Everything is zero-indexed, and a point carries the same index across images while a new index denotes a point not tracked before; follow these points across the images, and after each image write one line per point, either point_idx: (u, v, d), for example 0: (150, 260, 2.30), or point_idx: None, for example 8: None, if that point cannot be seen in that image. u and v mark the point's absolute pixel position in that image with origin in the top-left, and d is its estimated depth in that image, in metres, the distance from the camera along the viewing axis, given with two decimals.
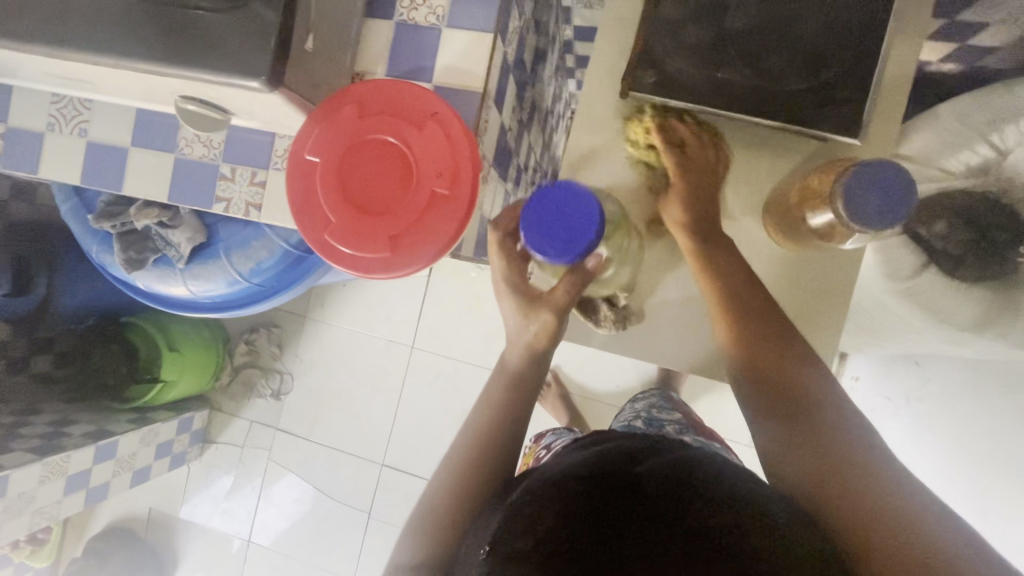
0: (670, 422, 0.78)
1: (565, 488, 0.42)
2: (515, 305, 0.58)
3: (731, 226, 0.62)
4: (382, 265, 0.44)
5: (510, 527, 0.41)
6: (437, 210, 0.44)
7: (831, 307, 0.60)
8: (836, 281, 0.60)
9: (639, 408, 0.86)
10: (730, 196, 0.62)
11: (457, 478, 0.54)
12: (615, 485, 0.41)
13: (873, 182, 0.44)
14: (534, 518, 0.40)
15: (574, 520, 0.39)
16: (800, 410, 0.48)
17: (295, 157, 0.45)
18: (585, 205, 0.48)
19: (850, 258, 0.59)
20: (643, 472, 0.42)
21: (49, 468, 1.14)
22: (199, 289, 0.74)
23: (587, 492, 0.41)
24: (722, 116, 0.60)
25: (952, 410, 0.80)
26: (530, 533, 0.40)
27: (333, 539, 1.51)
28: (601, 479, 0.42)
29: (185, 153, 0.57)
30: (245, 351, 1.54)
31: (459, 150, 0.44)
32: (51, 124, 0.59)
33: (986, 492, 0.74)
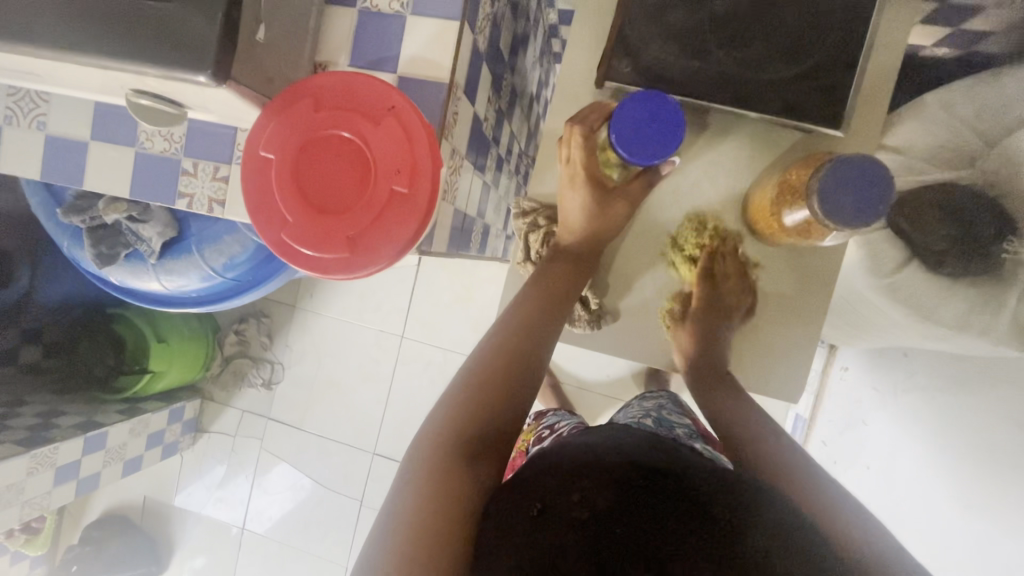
0: (680, 425, 0.75)
1: (626, 475, 0.44)
2: (590, 196, 0.57)
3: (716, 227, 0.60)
4: (340, 266, 0.42)
5: (561, 501, 0.42)
6: (396, 210, 0.42)
7: (802, 322, 0.59)
8: (807, 303, 0.59)
9: (648, 407, 0.82)
10: (711, 201, 0.60)
11: (492, 361, 0.53)
12: (670, 482, 0.44)
13: (845, 174, 0.42)
14: (591, 497, 0.42)
15: (629, 501, 0.41)
16: (787, 461, 0.51)
17: (250, 152, 0.43)
18: (619, 118, 0.47)
19: (833, 254, 0.57)
20: (710, 488, 0.44)
21: (37, 460, 1.13)
22: (173, 284, 0.73)
23: (647, 485, 0.43)
24: (717, 111, 0.57)
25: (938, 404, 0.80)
26: (589, 507, 0.41)
27: (326, 527, 1.52)
28: (657, 475, 0.44)
29: (145, 147, 0.55)
30: (235, 342, 1.53)
31: (417, 148, 0.42)
32: (7, 117, 0.57)
33: (971, 485, 0.74)
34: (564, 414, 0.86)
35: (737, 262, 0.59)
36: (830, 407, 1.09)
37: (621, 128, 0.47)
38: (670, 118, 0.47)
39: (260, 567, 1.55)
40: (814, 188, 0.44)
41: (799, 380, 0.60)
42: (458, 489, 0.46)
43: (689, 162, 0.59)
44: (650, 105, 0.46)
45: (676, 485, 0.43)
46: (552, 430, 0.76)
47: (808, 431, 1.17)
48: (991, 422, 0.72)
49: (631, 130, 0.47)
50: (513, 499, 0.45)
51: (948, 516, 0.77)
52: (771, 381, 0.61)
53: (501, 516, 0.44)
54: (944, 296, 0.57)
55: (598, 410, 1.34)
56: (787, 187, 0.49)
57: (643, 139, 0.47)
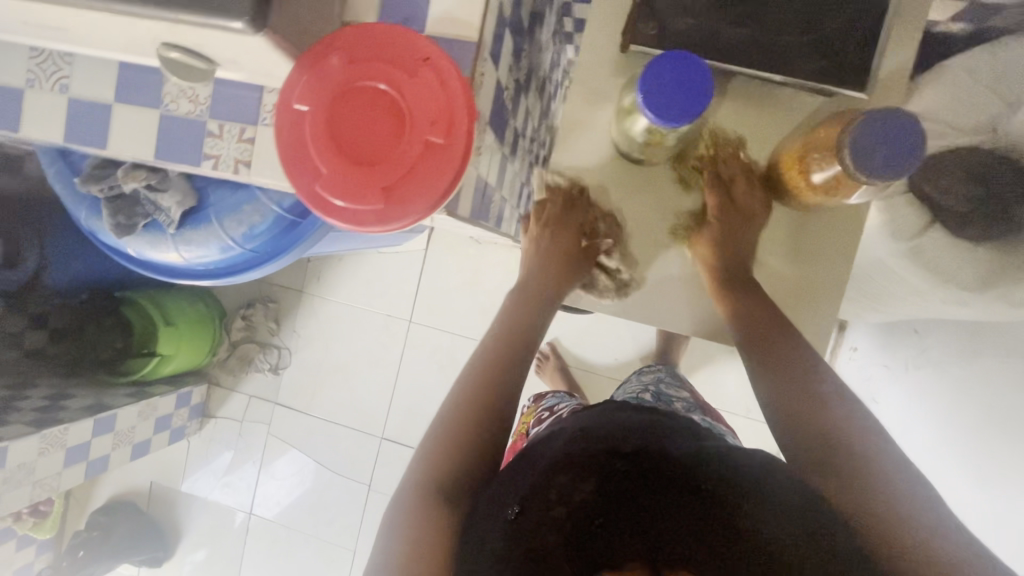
0: (678, 398, 0.81)
1: (599, 463, 0.53)
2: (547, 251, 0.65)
3: (735, 167, 0.59)
4: (375, 218, 0.42)
5: (542, 496, 0.51)
6: (433, 159, 0.42)
7: (840, 237, 0.58)
8: (830, 222, 0.58)
9: (646, 380, 0.87)
10: (732, 143, 0.60)
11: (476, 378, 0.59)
12: (644, 458, 0.53)
13: (883, 130, 0.43)
14: (571, 488, 0.52)
15: None
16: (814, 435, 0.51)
17: (283, 105, 0.43)
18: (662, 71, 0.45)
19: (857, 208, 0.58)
20: None
21: (47, 441, 1.13)
22: (191, 255, 0.73)
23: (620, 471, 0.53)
24: (744, 77, 0.57)
25: (948, 376, 0.81)
26: (564, 504, 0.51)
27: (334, 511, 1.53)
28: (628, 455, 0.54)
29: (170, 109, 0.55)
30: (241, 327, 1.53)
31: (453, 100, 0.42)
32: (30, 80, 0.57)
33: (984, 454, 0.75)
34: (564, 395, 0.91)
35: (754, 183, 0.59)
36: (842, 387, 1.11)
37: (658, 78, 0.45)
38: (694, 91, 0.45)
39: (267, 552, 1.55)
40: (844, 142, 0.44)
41: (830, 314, 0.60)
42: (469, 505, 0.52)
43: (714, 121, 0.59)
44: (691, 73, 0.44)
45: (648, 466, 0.53)
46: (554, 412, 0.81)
47: None
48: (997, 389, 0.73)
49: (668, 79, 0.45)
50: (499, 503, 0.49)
51: (961, 486, 0.78)
52: (804, 317, 0.60)
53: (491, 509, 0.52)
54: (960, 259, 0.57)
55: (606, 393, 1.35)
56: (816, 145, 0.49)
57: (672, 102, 0.45)
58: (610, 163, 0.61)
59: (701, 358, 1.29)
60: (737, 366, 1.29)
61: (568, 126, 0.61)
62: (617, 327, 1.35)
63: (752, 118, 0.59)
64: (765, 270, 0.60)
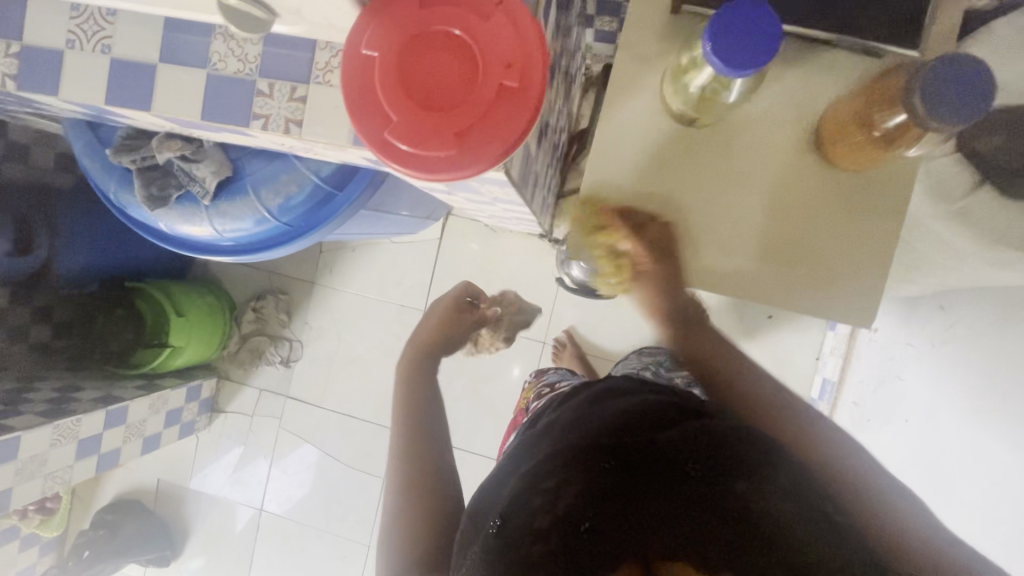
0: None
1: (582, 466, 0.55)
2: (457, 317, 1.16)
3: (733, 170, 0.59)
4: (447, 163, 0.42)
5: (527, 507, 0.54)
6: (508, 102, 0.42)
7: (874, 247, 0.58)
8: (842, 242, 0.58)
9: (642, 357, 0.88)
10: (724, 146, 0.59)
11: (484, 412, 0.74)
12: (626, 455, 0.55)
13: (955, 74, 0.43)
14: (556, 497, 0.54)
15: (592, 496, 0.54)
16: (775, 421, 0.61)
17: (352, 52, 0.42)
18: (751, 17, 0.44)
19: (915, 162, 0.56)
20: (672, 455, 0.54)
21: (59, 432, 1.09)
22: (225, 228, 0.72)
23: (608, 469, 0.55)
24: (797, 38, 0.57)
25: (979, 347, 0.81)
26: (549, 514, 0.53)
27: (348, 506, 1.50)
28: (615, 450, 0.55)
29: (217, 69, 0.53)
30: (252, 319, 1.50)
31: (526, 43, 0.41)
32: (70, 42, 0.55)
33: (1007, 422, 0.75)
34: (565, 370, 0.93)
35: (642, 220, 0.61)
36: (861, 371, 1.11)
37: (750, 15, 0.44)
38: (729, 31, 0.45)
39: (279, 549, 1.52)
40: (916, 87, 0.45)
41: (878, 291, 0.59)
42: (474, 505, 0.62)
43: (698, 132, 0.59)
44: (747, 35, 0.44)
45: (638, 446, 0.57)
46: (555, 388, 0.83)
47: (836, 395, 1.19)
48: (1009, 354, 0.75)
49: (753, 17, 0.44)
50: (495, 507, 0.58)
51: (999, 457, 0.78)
52: (837, 315, 0.60)
53: (479, 522, 0.59)
54: (1009, 217, 0.57)
55: None
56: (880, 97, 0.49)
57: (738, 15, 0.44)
58: (633, 157, 0.61)
59: None
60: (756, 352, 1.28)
61: (614, 93, 0.60)
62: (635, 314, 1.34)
63: (682, 158, 0.60)
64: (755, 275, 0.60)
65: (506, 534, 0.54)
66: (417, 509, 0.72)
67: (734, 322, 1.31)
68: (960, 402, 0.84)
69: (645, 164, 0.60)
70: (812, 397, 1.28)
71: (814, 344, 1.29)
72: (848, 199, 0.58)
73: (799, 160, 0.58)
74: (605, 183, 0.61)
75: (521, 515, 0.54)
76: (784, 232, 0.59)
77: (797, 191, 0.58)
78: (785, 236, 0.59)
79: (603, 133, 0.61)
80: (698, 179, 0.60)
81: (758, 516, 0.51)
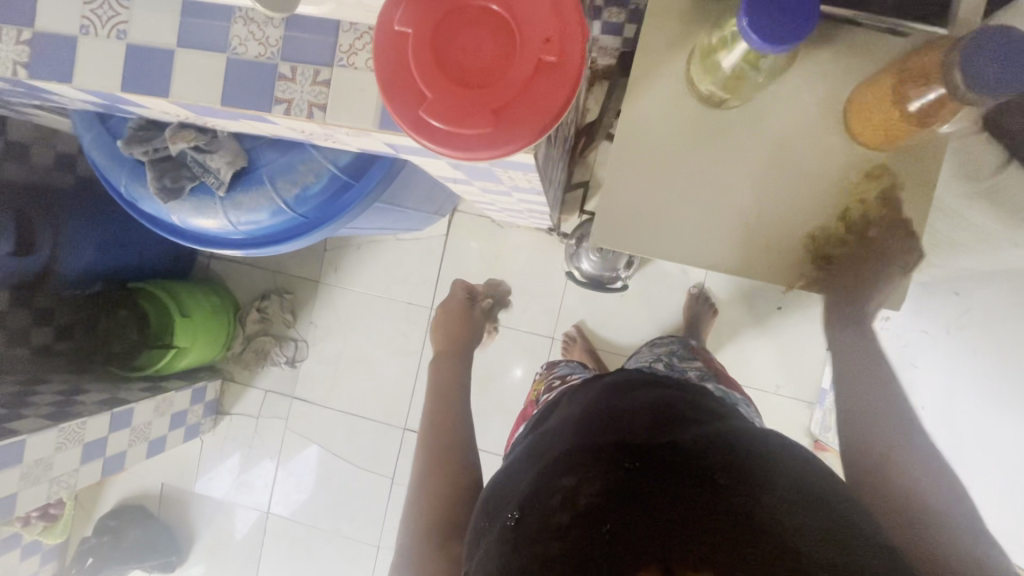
0: (692, 368, 0.81)
1: (604, 463, 0.50)
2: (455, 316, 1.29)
3: (764, 153, 0.59)
4: (483, 142, 0.41)
5: (544, 502, 0.49)
6: (545, 79, 0.41)
7: (902, 237, 0.58)
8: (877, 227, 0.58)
9: (655, 352, 0.87)
10: (754, 130, 0.58)
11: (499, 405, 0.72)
12: (650, 454, 0.50)
13: (996, 47, 0.43)
14: (576, 492, 0.48)
15: (611, 495, 0.47)
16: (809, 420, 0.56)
17: (384, 29, 0.41)
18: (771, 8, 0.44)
19: (944, 139, 0.56)
20: (700, 456, 0.48)
21: (65, 435, 1.07)
22: (239, 220, 0.71)
23: (631, 468, 0.49)
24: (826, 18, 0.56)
25: (986, 332, 0.78)
26: (568, 510, 0.47)
27: (356, 506, 1.48)
28: (638, 448, 0.50)
29: (237, 53, 0.52)
30: (257, 320, 1.48)
31: (564, 16, 0.40)
32: (84, 27, 0.54)
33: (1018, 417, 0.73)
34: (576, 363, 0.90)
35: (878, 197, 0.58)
36: None
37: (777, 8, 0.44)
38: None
39: (287, 551, 1.50)
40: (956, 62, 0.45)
41: (904, 276, 0.59)
42: (483, 513, 0.56)
43: (729, 115, 0.58)
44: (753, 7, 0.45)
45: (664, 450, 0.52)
46: (567, 380, 0.80)
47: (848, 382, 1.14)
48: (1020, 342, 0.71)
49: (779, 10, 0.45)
50: (508, 506, 0.52)
51: None
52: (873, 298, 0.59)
53: (491, 520, 0.53)
54: None
55: None
56: (915, 74, 0.49)
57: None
58: (661, 140, 0.60)
59: (729, 336, 1.29)
60: (767, 343, 1.28)
61: (639, 76, 0.60)
62: (644, 307, 1.33)
63: (715, 141, 0.59)
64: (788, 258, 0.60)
65: (523, 530, 0.48)
66: (440, 504, 0.70)
67: (744, 312, 1.28)
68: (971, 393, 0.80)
69: (670, 150, 0.60)
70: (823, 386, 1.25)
71: None
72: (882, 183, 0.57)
73: (827, 147, 0.58)
74: (628, 168, 0.61)
75: (534, 513, 0.49)
76: (808, 220, 0.59)
77: (823, 180, 0.58)
78: (807, 227, 0.59)
79: (628, 118, 0.60)
80: (727, 163, 0.59)
81: (791, 530, 0.42)
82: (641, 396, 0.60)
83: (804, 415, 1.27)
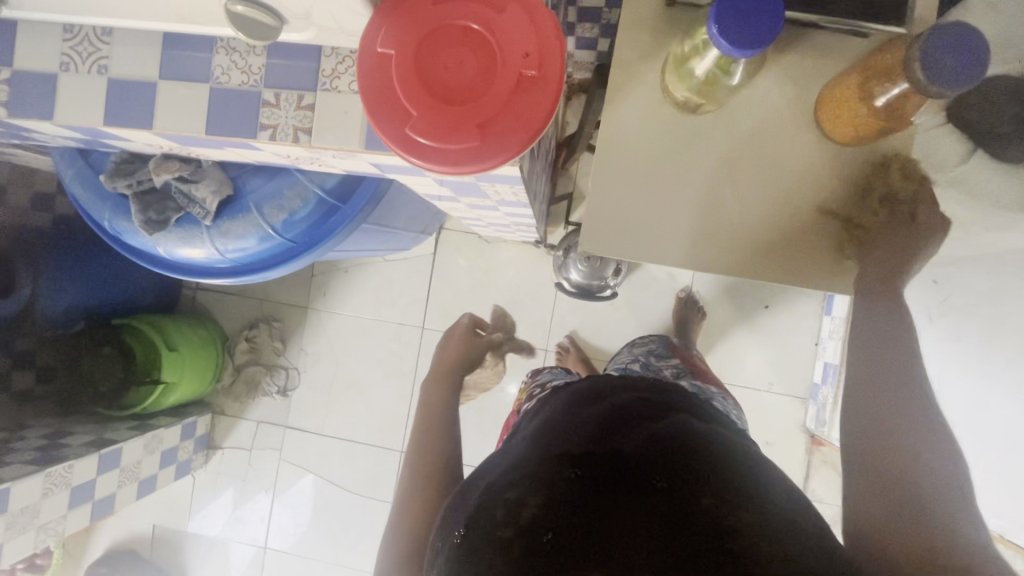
0: (667, 365, 0.82)
1: (548, 473, 0.49)
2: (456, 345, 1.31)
3: (730, 154, 0.60)
4: (469, 156, 0.42)
5: (487, 519, 0.47)
6: (528, 91, 0.42)
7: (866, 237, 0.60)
8: (828, 227, 0.60)
9: (636, 352, 0.88)
10: (716, 132, 0.60)
11: None
12: (597, 461, 0.49)
13: (953, 43, 0.45)
14: (520, 506, 0.47)
15: (558, 505, 0.47)
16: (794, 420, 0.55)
17: (367, 52, 0.42)
18: (733, 26, 0.46)
19: (911, 132, 0.58)
20: (647, 461, 0.49)
21: (51, 480, 1.03)
22: (227, 247, 0.71)
23: (579, 477, 0.48)
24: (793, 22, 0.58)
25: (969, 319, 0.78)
26: (512, 523, 0.46)
27: (356, 535, 1.45)
28: (587, 458, 0.49)
29: (221, 82, 0.53)
30: (246, 349, 1.47)
31: (543, 31, 0.42)
32: (64, 64, 0.54)
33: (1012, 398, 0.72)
34: (559, 370, 0.88)
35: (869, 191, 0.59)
36: None
37: (738, 28, 0.46)
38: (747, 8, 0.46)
39: None
40: (914, 58, 0.47)
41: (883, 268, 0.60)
42: (434, 529, 0.54)
43: (693, 121, 0.60)
44: (726, 18, 0.46)
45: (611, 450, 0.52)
46: (547, 387, 0.78)
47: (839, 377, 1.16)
48: None
49: (742, 26, 0.46)
50: (457, 520, 0.51)
51: None
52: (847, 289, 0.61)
53: (438, 542, 0.51)
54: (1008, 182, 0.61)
55: None
56: (879, 72, 0.52)
57: (750, 23, 0.46)
58: (637, 143, 0.61)
59: (721, 336, 1.30)
60: (757, 342, 1.29)
61: (617, 87, 0.61)
62: (634, 313, 1.34)
63: (680, 144, 0.61)
64: (742, 259, 0.61)
65: (468, 548, 0.47)
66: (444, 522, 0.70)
67: (732, 312, 1.30)
68: (964, 379, 0.80)
69: (636, 154, 0.61)
70: (814, 381, 1.27)
71: (811, 329, 1.28)
72: (844, 182, 0.60)
73: (794, 148, 0.60)
74: (596, 173, 0.62)
75: (482, 527, 0.47)
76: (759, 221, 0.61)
77: (782, 180, 0.60)
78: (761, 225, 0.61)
79: (605, 124, 0.62)
80: (690, 165, 0.61)
81: (731, 531, 0.44)
82: (598, 400, 0.59)
83: (798, 410, 1.28)
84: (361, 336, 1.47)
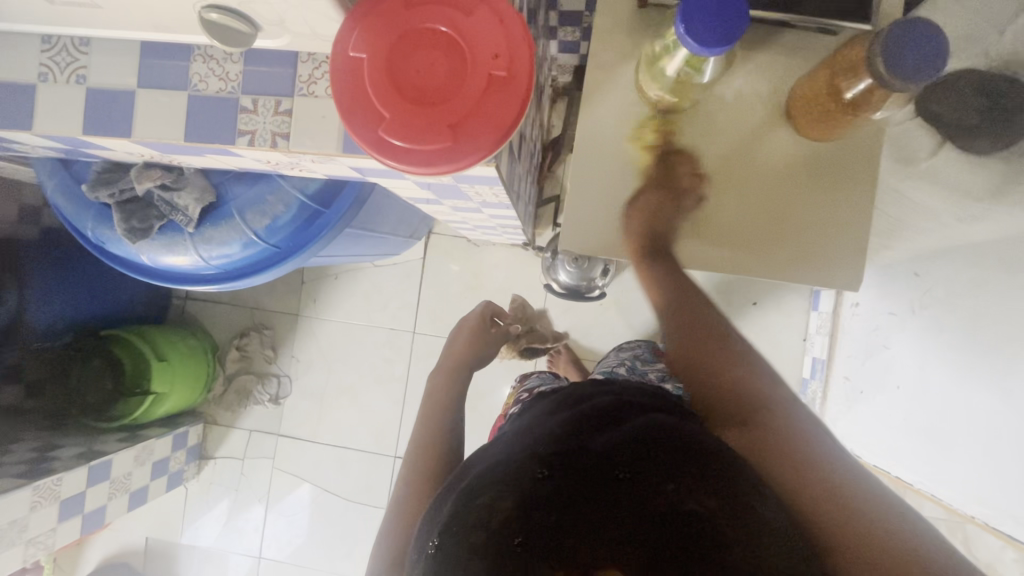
0: (652, 369, 0.82)
1: (518, 475, 0.49)
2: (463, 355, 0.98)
3: (702, 150, 0.61)
4: (442, 156, 0.42)
5: (460, 523, 0.47)
6: (497, 93, 0.43)
7: (839, 228, 0.61)
8: (801, 216, 0.61)
9: (623, 355, 0.89)
10: (687, 130, 0.61)
11: None
12: (572, 461, 0.49)
13: (914, 38, 0.46)
14: (491, 510, 0.46)
15: (529, 507, 0.47)
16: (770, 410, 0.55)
17: (339, 57, 0.42)
18: (700, 25, 0.47)
19: (882, 126, 0.59)
20: (614, 455, 0.49)
21: (40, 493, 1.03)
22: (210, 254, 0.71)
23: (548, 477, 0.48)
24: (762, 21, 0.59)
25: (948, 309, 0.79)
26: (484, 528, 0.46)
27: (350, 542, 1.44)
28: (555, 456, 0.50)
29: (198, 90, 0.53)
30: (237, 358, 1.47)
31: (511, 33, 0.43)
32: (43, 75, 0.55)
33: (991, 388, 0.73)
34: (546, 372, 0.88)
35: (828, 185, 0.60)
36: (849, 343, 1.08)
37: (705, 26, 0.47)
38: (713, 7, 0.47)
39: None
40: (876, 52, 0.48)
41: (857, 258, 0.61)
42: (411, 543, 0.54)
43: (665, 121, 0.61)
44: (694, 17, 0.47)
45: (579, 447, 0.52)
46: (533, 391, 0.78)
47: (827, 372, 1.17)
48: (990, 312, 0.71)
49: (708, 24, 0.47)
50: (431, 529, 0.50)
51: None
52: (825, 278, 0.61)
53: (416, 549, 0.51)
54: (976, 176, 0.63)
55: None
56: (845, 67, 0.53)
57: (715, 23, 0.47)
58: (612, 143, 0.62)
59: None
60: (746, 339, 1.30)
61: (592, 88, 0.62)
62: (624, 313, 1.35)
63: (653, 144, 0.62)
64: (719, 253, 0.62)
65: (441, 554, 0.46)
66: None
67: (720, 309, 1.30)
68: (945, 369, 0.81)
69: (609, 156, 0.62)
70: (803, 376, 1.28)
71: (799, 325, 1.29)
72: (815, 172, 0.60)
73: (764, 142, 0.61)
74: (575, 175, 0.63)
75: (453, 534, 0.46)
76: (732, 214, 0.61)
77: (752, 173, 0.61)
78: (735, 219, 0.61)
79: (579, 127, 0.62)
80: (663, 163, 0.62)
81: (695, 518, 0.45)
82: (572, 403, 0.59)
83: None
84: (352, 343, 1.47)
